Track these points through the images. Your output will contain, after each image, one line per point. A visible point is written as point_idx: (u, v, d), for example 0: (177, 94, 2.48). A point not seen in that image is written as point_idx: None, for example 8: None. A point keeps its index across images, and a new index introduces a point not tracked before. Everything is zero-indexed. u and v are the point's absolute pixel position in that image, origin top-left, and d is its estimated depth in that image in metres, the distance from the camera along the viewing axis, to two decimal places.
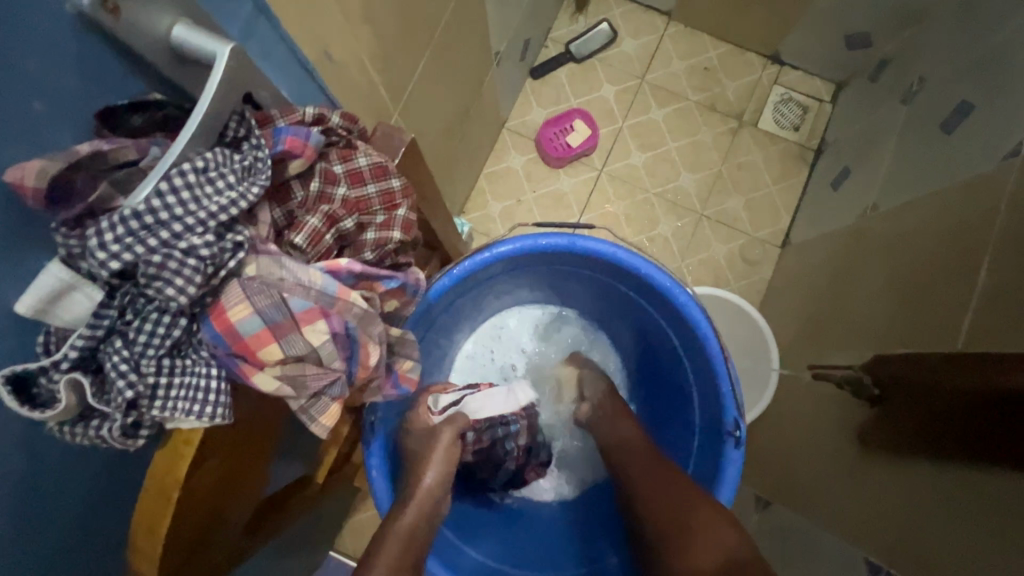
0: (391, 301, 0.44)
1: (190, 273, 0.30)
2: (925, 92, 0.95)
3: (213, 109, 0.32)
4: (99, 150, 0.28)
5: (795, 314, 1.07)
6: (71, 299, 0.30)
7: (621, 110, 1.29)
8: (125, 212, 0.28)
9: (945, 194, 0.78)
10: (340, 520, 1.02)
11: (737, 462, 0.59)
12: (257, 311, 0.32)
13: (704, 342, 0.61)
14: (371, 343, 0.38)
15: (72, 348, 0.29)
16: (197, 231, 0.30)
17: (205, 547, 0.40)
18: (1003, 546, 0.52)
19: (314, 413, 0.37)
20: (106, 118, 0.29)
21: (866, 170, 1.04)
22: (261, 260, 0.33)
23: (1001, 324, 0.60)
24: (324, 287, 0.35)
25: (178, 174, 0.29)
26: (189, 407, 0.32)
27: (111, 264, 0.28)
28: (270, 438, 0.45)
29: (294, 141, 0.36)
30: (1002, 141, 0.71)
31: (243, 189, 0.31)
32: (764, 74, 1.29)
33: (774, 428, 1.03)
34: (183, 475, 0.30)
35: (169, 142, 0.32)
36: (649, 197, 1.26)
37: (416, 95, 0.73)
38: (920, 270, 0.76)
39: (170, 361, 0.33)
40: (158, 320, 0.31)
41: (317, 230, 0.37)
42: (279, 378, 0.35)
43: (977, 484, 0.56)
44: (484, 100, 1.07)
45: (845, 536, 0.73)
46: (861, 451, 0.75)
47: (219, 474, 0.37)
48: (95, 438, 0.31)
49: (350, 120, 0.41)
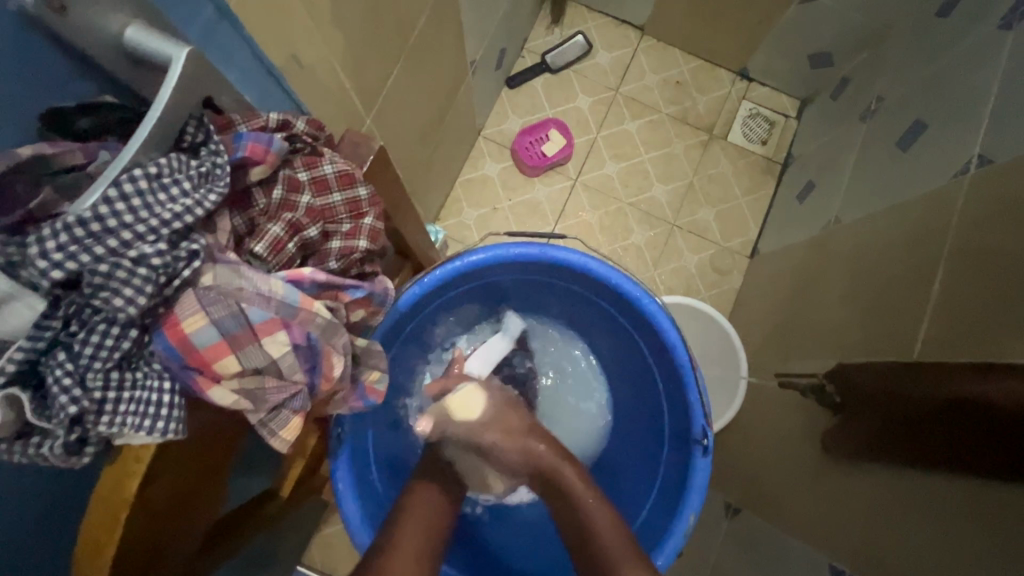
0: (357, 311, 0.43)
1: (141, 283, 0.28)
2: (883, 110, 0.99)
3: (166, 115, 0.30)
4: (42, 153, 0.27)
5: (763, 323, 1.10)
6: (9, 309, 0.28)
7: (595, 120, 1.31)
8: (68, 219, 0.26)
9: (902, 208, 0.81)
10: (307, 535, 0.99)
11: (705, 469, 0.60)
12: (213, 322, 0.31)
13: (672, 352, 0.62)
14: (335, 355, 0.37)
15: (10, 362, 0.28)
16: (149, 239, 0.29)
17: (160, 567, 0.38)
18: (958, 548, 0.54)
19: (274, 427, 0.36)
20: (52, 120, 0.28)
21: (829, 183, 1.07)
22: (219, 269, 0.32)
23: (955, 334, 0.62)
24: (285, 297, 0.34)
25: (128, 180, 0.28)
26: (138, 422, 0.31)
27: (54, 273, 0.27)
28: (232, 452, 0.44)
29: (255, 147, 0.35)
30: (953, 159, 0.75)
31: (200, 196, 0.30)
32: (733, 88, 1.32)
33: (742, 435, 1.05)
34: (131, 494, 0.29)
35: (121, 146, 0.30)
36: (622, 206, 1.28)
37: (388, 101, 0.72)
38: (880, 281, 0.79)
39: (119, 375, 0.31)
40: (106, 332, 0.30)
41: (279, 238, 0.37)
42: (237, 391, 0.33)
43: (933, 489, 0.58)
44: (458, 108, 1.07)
45: (809, 541, 0.75)
46: (825, 457, 0.77)
47: (177, 492, 0.35)
48: (36, 456, 0.29)
49: (316, 126, 0.40)
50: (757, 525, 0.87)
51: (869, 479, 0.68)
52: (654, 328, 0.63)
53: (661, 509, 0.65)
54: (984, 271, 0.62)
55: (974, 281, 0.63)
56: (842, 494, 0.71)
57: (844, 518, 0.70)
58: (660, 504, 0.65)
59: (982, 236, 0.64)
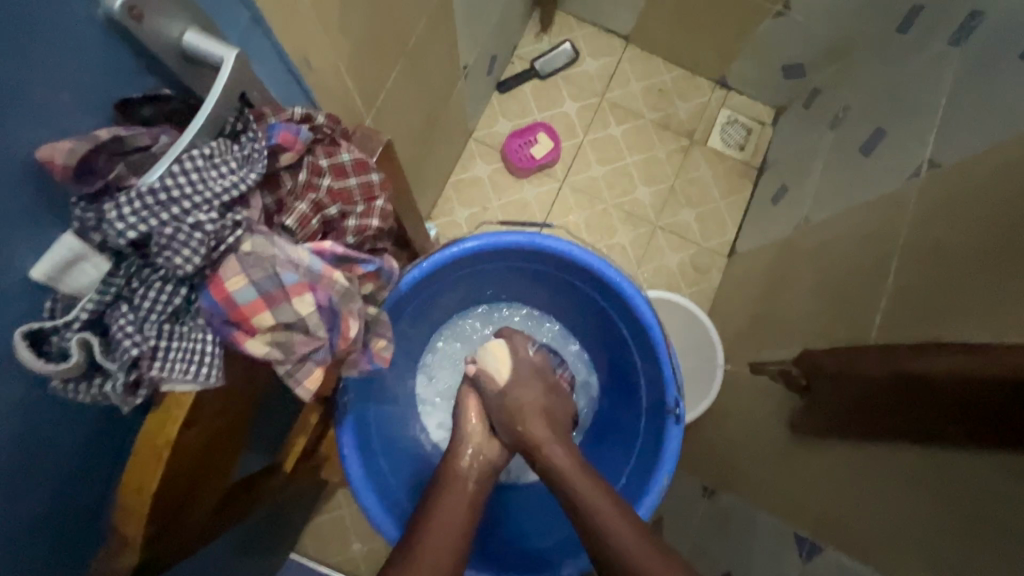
0: (367, 284, 0.48)
1: (196, 245, 0.34)
2: (848, 118, 1.07)
3: (217, 107, 0.36)
4: (116, 136, 0.33)
5: (738, 316, 1.17)
6: (79, 270, 0.33)
7: (582, 125, 1.38)
8: (141, 189, 0.32)
9: (863, 208, 0.89)
10: (303, 518, 1.03)
11: (677, 436, 0.66)
12: (252, 282, 0.37)
13: (649, 331, 0.69)
14: (351, 317, 0.42)
15: (83, 311, 0.33)
16: (203, 208, 0.35)
17: (182, 513, 0.43)
18: (899, 506, 0.61)
19: (299, 377, 0.42)
20: (123, 109, 0.34)
21: (800, 186, 1.15)
22: (256, 238, 0.38)
23: (904, 319, 0.70)
24: (311, 264, 0.39)
25: (188, 159, 0.34)
26: (186, 367, 0.35)
27: (128, 234, 0.33)
28: (248, 414, 0.48)
29: (286, 136, 0.41)
30: (907, 162, 0.83)
31: (243, 174, 0.36)
32: (712, 97, 1.40)
33: (717, 421, 1.12)
34: (171, 436, 0.33)
35: (175, 132, 0.36)
36: (607, 207, 1.35)
37: (388, 102, 0.78)
38: (842, 274, 0.87)
39: (169, 327, 0.36)
40: (161, 288, 0.36)
41: (305, 214, 0.43)
42: (269, 343, 0.40)
43: (879, 456, 0.65)
44: (452, 111, 1.13)
45: (775, 513, 0.81)
46: (790, 436, 0.83)
47: (202, 442, 0.40)
48: (99, 394, 0.34)
49: (333, 120, 0.47)
50: (729, 502, 0.93)
51: (827, 452, 0.74)
52: (633, 310, 0.69)
53: (637, 476, 0.71)
54: (929, 261, 0.69)
55: (921, 271, 0.71)
56: (804, 468, 0.78)
57: (805, 489, 0.76)
58: (639, 469, 0.71)
59: (928, 231, 0.71)
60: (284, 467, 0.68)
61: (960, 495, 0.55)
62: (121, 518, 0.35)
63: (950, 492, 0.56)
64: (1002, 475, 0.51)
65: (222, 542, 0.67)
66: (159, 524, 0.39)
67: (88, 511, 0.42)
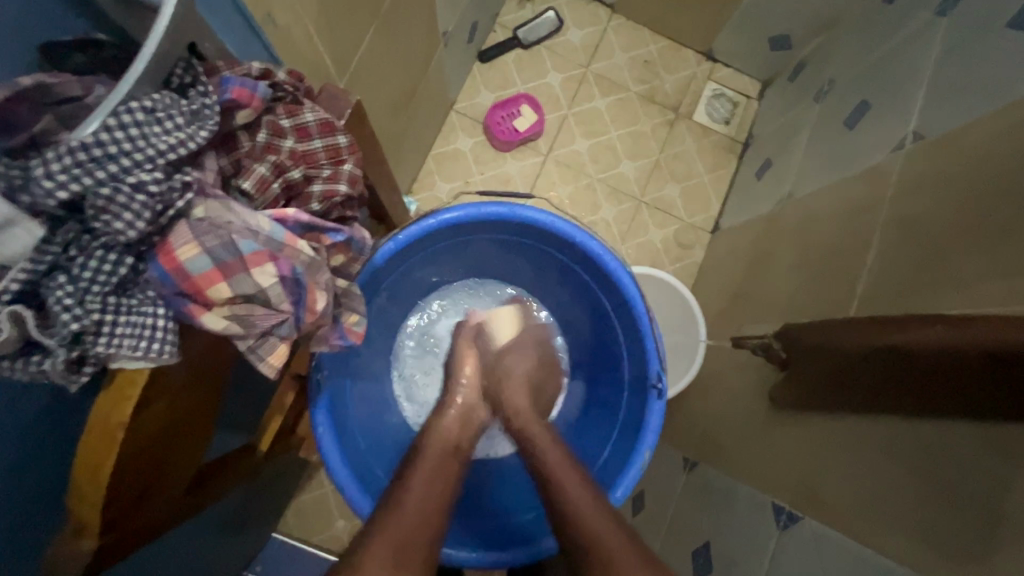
0: (338, 256, 0.46)
1: (139, 208, 0.32)
2: (834, 91, 1.05)
3: (158, 54, 0.33)
4: (42, 82, 0.29)
5: (721, 292, 1.17)
6: (10, 236, 0.29)
7: (566, 97, 1.34)
8: (71, 144, 0.29)
9: (848, 182, 0.88)
10: (283, 499, 1.02)
11: (659, 410, 0.66)
12: (206, 251, 0.35)
13: (632, 305, 0.67)
14: (318, 290, 0.40)
15: (14, 281, 0.30)
16: (145, 167, 0.32)
17: (148, 499, 0.41)
18: (875, 474, 0.61)
19: (263, 353, 0.39)
20: (49, 53, 0.31)
21: (784, 160, 1.14)
22: (210, 203, 0.36)
23: (886, 292, 0.70)
24: (272, 233, 0.37)
25: (125, 112, 0.30)
26: (135, 343, 0.32)
27: (58, 194, 0.29)
28: (214, 395, 0.46)
29: (242, 91, 0.37)
30: (892, 135, 0.81)
31: (190, 132, 0.33)
32: (699, 69, 1.37)
33: (698, 396, 1.13)
34: (124, 418, 0.30)
35: (112, 82, 0.33)
36: (591, 182, 1.32)
37: (362, 67, 0.74)
38: (825, 248, 0.86)
39: (116, 299, 0.33)
40: (103, 255, 0.33)
41: (264, 177, 0.40)
42: (228, 318, 0.37)
43: (858, 428, 0.65)
44: (431, 81, 1.08)
45: (755, 485, 0.81)
46: (770, 409, 0.84)
47: (164, 424, 0.37)
48: (39, 372, 0.31)
49: (296, 77, 0.42)
50: (709, 475, 0.93)
51: (807, 424, 0.74)
52: (616, 284, 0.68)
53: (619, 450, 0.70)
54: (911, 233, 0.69)
55: (903, 244, 0.70)
56: (785, 441, 0.78)
57: (785, 460, 0.77)
58: (619, 449, 0.70)
59: (911, 204, 0.70)
60: (260, 447, 0.66)
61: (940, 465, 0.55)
62: (74, 504, 0.32)
63: (931, 463, 0.55)
64: (985, 445, 0.51)
65: (194, 524, 0.65)
66: (118, 508, 0.36)
67: (34, 494, 0.39)
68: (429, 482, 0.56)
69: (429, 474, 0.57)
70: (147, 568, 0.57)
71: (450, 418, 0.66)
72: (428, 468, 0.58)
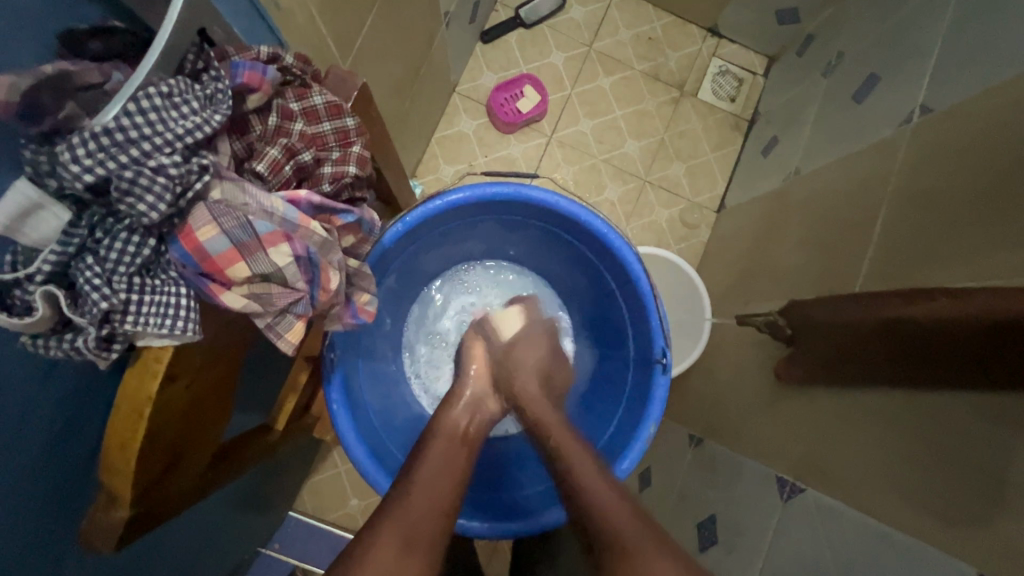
0: (347, 237, 0.47)
1: (161, 190, 0.33)
2: (841, 65, 1.04)
3: (173, 41, 0.34)
4: (63, 70, 0.30)
5: (727, 271, 1.17)
6: (39, 218, 0.32)
7: (569, 76, 1.33)
8: (95, 129, 0.31)
9: (854, 157, 0.87)
10: (299, 478, 1.05)
11: (664, 384, 0.67)
12: (224, 232, 0.36)
13: (637, 282, 0.68)
14: (331, 269, 0.42)
15: (45, 263, 0.32)
16: (165, 151, 0.33)
17: (173, 472, 0.43)
18: (879, 446, 0.63)
19: (280, 330, 0.41)
20: (68, 42, 0.31)
21: (791, 137, 1.13)
22: (226, 184, 0.37)
23: (892, 268, 0.70)
24: (286, 214, 0.38)
25: (144, 97, 0.32)
26: (160, 321, 0.34)
27: (85, 178, 0.31)
28: (232, 374, 0.48)
29: (252, 75, 0.39)
30: (899, 109, 0.81)
31: (206, 116, 0.34)
32: (704, 45, 1.36)
33: (704, 374, 1.14)
34: (153, 392, 0.32)
35: (128, 69, 0.35)
36: (596, 162, 1.32)
37: (366, 49, 0.74)
38: (831, 224, 0.86)
39: (140, 280, 0.35)
40: (127, 238, 0.34)
41: (277, 159, 0.41)
42: (246, 296, 0.38)
43: (863, 402, 0.66)
44: (434, 62, 1.08)
45: (759, 459, 0.83)
46: (776, 384, 0.85)
47: (187, 400, 0.39)
48: (71, 350, 0.33)
49: (303, 60, 0.44)
50: (715, 450, 0.95)
51: (811, 399, 0.76)
52: (620, 261, 0.69)
53: (626, 424, 0.72)
54: (917, 207, 0.69)
55: (909, 219, 0.70)
56: (789, 415, 0.79)
57: (789, 435, 0.78)
58: (624, 424, 0.72)
59: (918, 177, 0.70)
60: (277, 425, 0.68)
61: (943, 435, 0.56)
62: (107, 475, 0.34)
63: (935, 432, 0.57)
64: (988, 416, 0.52)
65: (216, 499, 0.67)
66: (147, 481, 0.38)
67: (69, 467, 0.41)
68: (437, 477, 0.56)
69: (432, 472, 0.56)
70: (173, 540, 0.60)
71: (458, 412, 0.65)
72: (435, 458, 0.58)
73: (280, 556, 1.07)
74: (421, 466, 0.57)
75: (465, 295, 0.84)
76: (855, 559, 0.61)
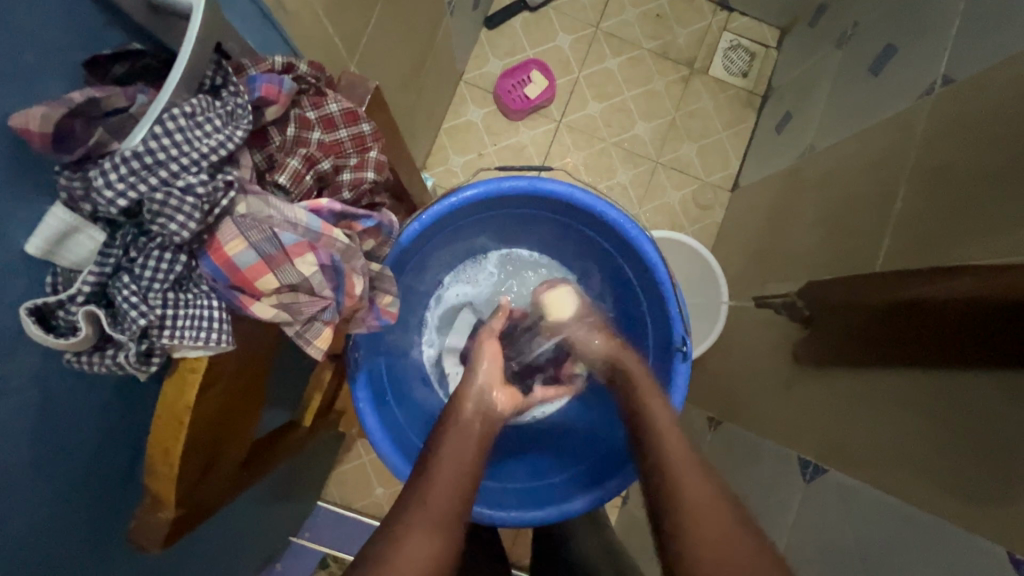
0: (369, 241, 0.48)
1: (189, 210, 0.34)
2: (857, 34, 1.01)
3: (191, 64, 0.34)
4: (91, 97, 0.32)
5: (742, 252, 1.16)
6: (75, 241, 0.33)
7: (576, 59, 1.31)
8: (125, 154, 0.32)
9: (872, 131, 0.85)
10: (326, 469, 1.07)
11: (685, 372, 0.68)
12: (251, 245, 0.37)
13: (654, 270, 0.69)
14: (355, 275, 0.43)
15: (85, 284, 0.33)
16: (191, 170, 0.34)
17: (211, 471, 0.44)
18: (898, 423, 0.63)
19: (309, 337, 0.42)
20: (93, 68, 0.33)
21: (806, 112, 1.10)
22: (250, 199, 0.38)
23: (914, 245, 0.69)
24: (309, 223, 0.39)
25: (169, 119, 0.33)
26: (196, 334, 0.35)
27: (119, 202, 0.32)
28: (263, 377, 0.49)
29: (269, 88, 0.40)
30: (918, 79, 0.79)
31: (229, 133, 0.35)
32: (713, 20, 1.32)
33: (720, 356, 1.14)
34: (190, 402, 0.34)
35: (151, 91, 0.36)
36: (606, 146, 1.30)
37: (373, 46, 0.74)
38: (850, 201, 0.85)
39: (174, 295, 0.36)
40: (160, 257, 0.35)
41: (298, 170, 0.42)
42: (275, 306, 0.39)
43: (884, 381, 0.66)
44: (439, 52, 1.07)
45: (779, 440, 0.83)
46: (794, 365, 0.85)
47: (222, 405, 0.40)
48: (113, 364, 0.34)
49: (317, 68, 0.44)
50: (734, 432, 0.95)
51: (831, 379, 0.75)
52: (636, 249, 0.69)
53: None
54: (938, 183, 0.68)
55: (929, 196, 0.69)
56: (809, 396, 0.79)
57: (809, 416, 0.78)
58: None
59: (938, 152, 0.69)
60: (304, 422, 0.70)
61: (961, 415, 0.55)
62: (153, 481, 0.36)
63: (953, 411, 0.56)
64: (1006, 394, 0.51)
65: (249, 495, 0.70)
66: (189, 484, 0.40)
67: (112, 472, 0.43)
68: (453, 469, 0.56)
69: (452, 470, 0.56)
70: (209, 535, 0.62)
71: (469, 410, 0.64)
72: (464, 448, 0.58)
73: (311, 543, 1.11)
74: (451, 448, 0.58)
75: (480, 289, 0.84)
76: (876, 538, 0.62)
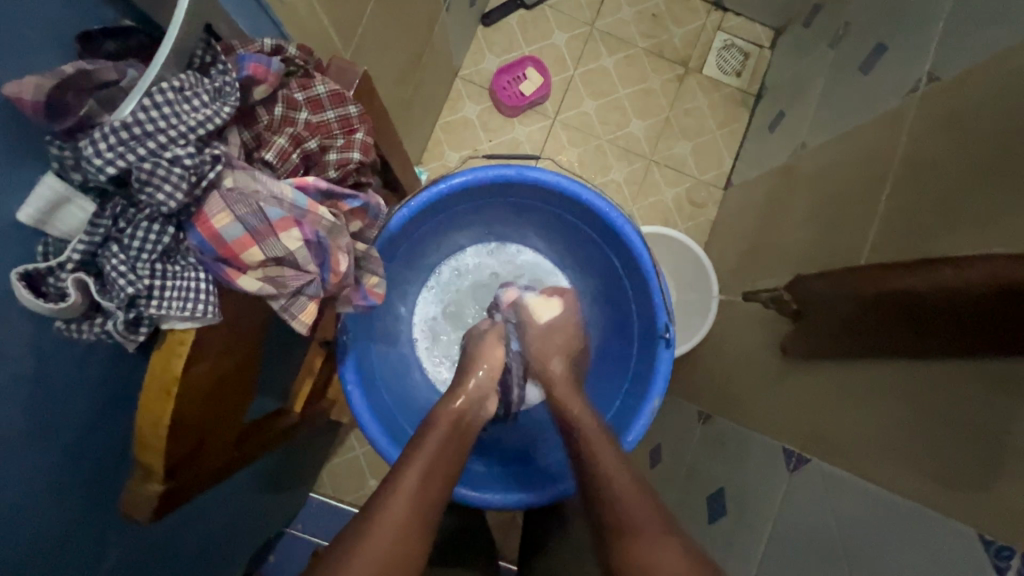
0: (355, 222, 0.50)
1: (177, 180, 0.36)
2: (848, 34, 1.02)
3: (183, 35, 0.36)
4: (82, 70, 0.33)
5: (734, 249, 1.17)
6: (66, 210, 0.34)
7: (572, 57, 1.33)
8: (116, 124, 0.33)
9: (860, 129, 0.87)
10: (318, 461, 1.08)
11: (668, 359, 0.69)
12: (238, 218, 0.39)
13: (638, 258, 0.70)
14: (340, 252, 0.44)
15: (75, 252, 0.35)
16: (179, 142, 0.36)
17: (201, 446, 0.45)
18: (883, 412, 0.64)
19: (294, 311, 0.43)
20: (85, 42, 0.34)
21: (798, 111, 1.11)
22: (237, 173, 0.39)
23: (899, 239, 0.70)
24: (295, 200, 0.41)
25: (158, 92, 0.35)
26: (182, 305, 0.36)
27: (108, 170, 0.34)
28: (254, 354, 0.50)
29: (257, 68, 0.41)
30: (905, 78, 0.80)
31: (216, 108, 0.37)
32: (708, 20, 1.34)
33: (711, 350, 1.15)
34: (178, 371, 0.34)
35: (141, 66, 0.38)
36: (601, 144, 1.32)
37: (369, 38, 0.75)
38: (838, 197, 0.86)
39: (162, 266, 0.38)
40: (148, 227, 0.37)
41: (284, 148, 0.44)
42: (261, 280, 0.41)
43: (867, 371, 0.67)
44: (436, 49, 1.08)
45: (766, 432, 0.84)
46: (782, 358, 0.86)
47: (211, 380, 0.41)
48: (102, 331, 0.36)
49: (305, 51, 0.46)
50: (722, 426, 0.96)
51: (817, 372, 0.76)
52: (622, 239, 0.71)
53: (631, 397, 0.73)
54: (924, 177, 0.69)
55: (912, 191, 0.70)
56: (796, 387, 0.80)
57: (795, 408, 0.79)
58: (631, 395, 0.74)
59: (924, 147, 0.70)
60: (294, 408, 0.69)
61: (945, 403, 0.56)
62: (140, 453, 0.37)
63: (935, 401, 0.57)
64: (988, 382, 0.52)
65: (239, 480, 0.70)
66: (178, 457, 0.40)
67: (102, 445, 0.44)
68: (437, 463, 0.58)
69: (439, 449, 0.59)
70: (199, 518, 0.63)
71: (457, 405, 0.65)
72: (427, 458, 0.57)
73: (303, 534, 1.12)
74: (413, 457, 0.57)
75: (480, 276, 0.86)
76: (855, 526, 0.62)
